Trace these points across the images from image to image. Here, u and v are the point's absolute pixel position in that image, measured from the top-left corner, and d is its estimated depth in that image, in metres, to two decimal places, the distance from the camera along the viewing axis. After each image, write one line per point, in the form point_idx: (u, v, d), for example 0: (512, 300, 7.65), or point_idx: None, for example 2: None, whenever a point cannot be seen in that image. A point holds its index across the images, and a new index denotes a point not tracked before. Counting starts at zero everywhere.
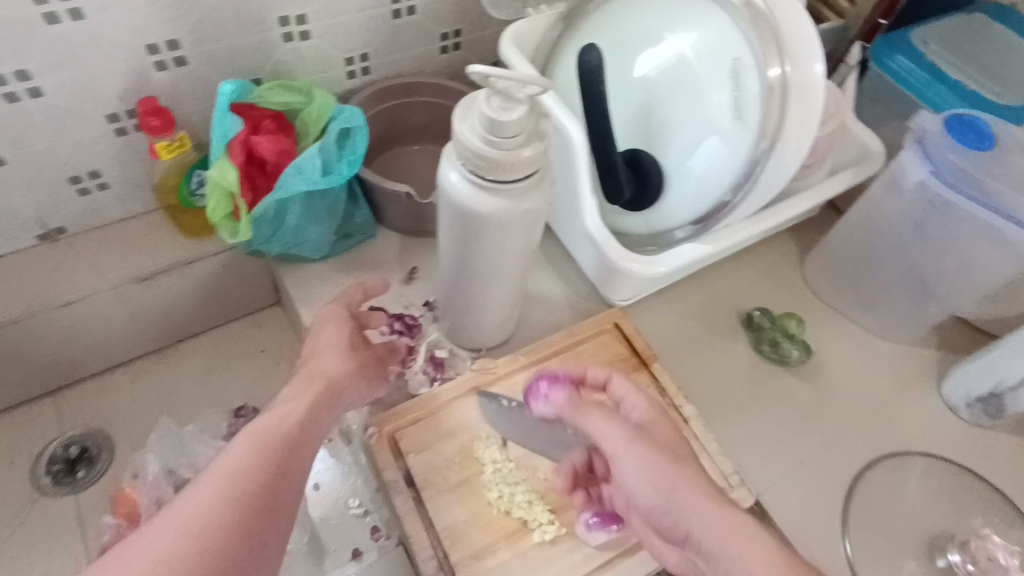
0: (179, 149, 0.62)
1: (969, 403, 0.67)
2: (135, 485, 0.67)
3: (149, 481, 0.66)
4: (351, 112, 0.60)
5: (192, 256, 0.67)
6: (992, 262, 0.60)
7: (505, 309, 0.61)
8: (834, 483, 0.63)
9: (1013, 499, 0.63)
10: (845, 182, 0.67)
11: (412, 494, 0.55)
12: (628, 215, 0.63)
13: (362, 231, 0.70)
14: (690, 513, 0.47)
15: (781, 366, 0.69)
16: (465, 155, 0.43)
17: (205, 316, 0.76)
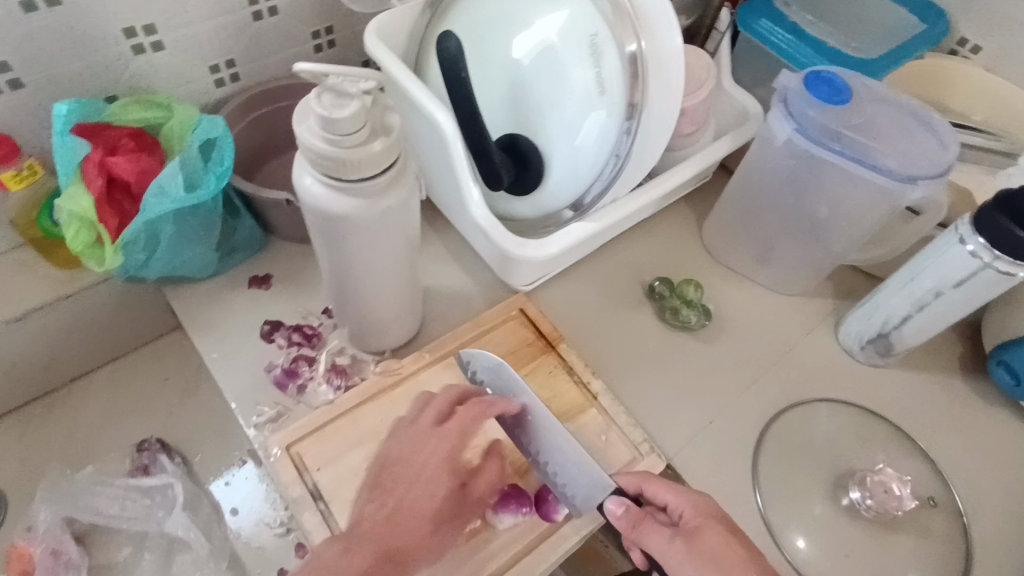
0: (29, 178, 0.57)
1: (862, 345, 0.70)
2: (29, 540, 0.64)
3: (41, 532, 0.64)
4: (210, 122, 0.57)
5: (66, 291, 0.63)
6: (863, 206, 0.62)
7: (398, 307, 0.60)
8: (742, 438, 0.65)
9: (906, 429, 0.67)
10: (727, 146, 0.69)
11: (320, 507, 0.54)
12: (514, 200, 0.63)
13: (247, 245, 0.67)
14: (709, 542, 0.49)
15: (685, 331, 0.70)
16: (312, 158, 0.41)
17: (98, 351, 0.73)
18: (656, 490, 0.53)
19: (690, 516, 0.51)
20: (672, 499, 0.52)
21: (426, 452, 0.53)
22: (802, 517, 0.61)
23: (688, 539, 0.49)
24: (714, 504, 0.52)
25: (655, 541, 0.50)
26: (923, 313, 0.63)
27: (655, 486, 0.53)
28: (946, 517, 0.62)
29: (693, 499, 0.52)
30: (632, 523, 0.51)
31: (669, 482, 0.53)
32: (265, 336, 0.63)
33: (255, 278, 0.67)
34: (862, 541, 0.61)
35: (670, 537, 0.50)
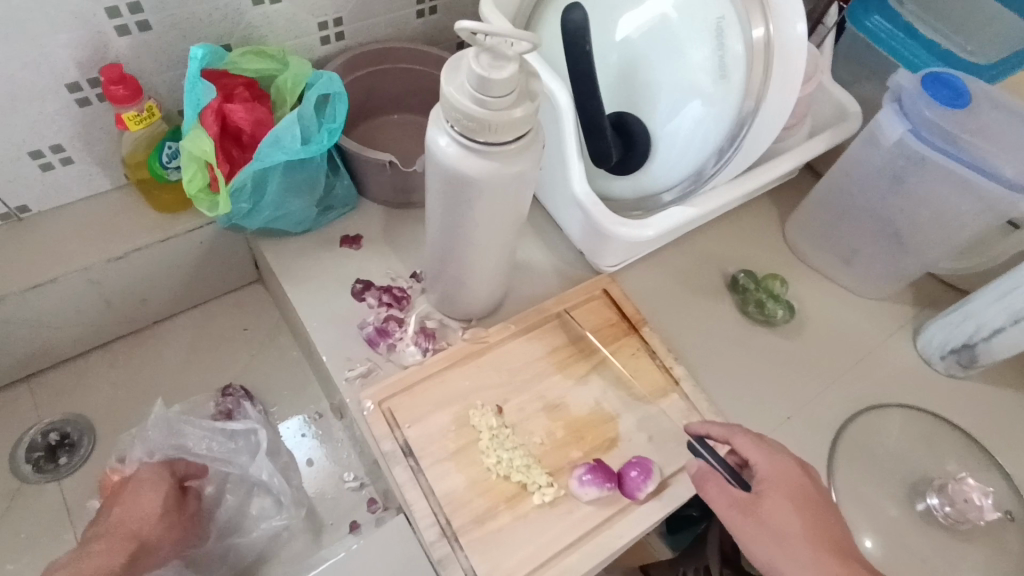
0: (147, 120, 0.59)
1: (943, 354, 0.69)
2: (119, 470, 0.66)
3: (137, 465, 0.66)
4: (329, 79, 0.58)
5: (167, 234, 0.65)
6: (966, 214, 0.61)
7: (493, 276, 0.60)
8: (818, 435, 0.65)
9: (984, 443, 0.66)
10: (825, 142, 0.68)
11: (409, 463, 0.55)
12: (614, 178, 0.63)
13: (343, 202, 0.68)
14: (773, 510, 0.48)
15: (765, 325, 0.70)
16: (455, 118, 0.42)
17: (184, 296, 0.75)
18: (738, 444, 0.52)
19: (765, 475, 0.50)
20: (750, 454, 0.52)
21: (136, 508, 0.63)
22: (874, 518, 0.61)
23: (753, 504, 0.49)
24: (795, 474, 0.50)
25: (716, 500, 0.50)
26: (1017, 327, 0.62)
27: (742, 443, 0.52)
28: (1023, 532, 0.61)
29: (775, 466, 0.51)
30: (701, 477, 0.52)
31: (755, 439, 0.52)
32: (355, 295, 0.64)
33: (346, 237, 0.68)
34: (934, 548, 0.61)
35: (735, 497, 0.50)
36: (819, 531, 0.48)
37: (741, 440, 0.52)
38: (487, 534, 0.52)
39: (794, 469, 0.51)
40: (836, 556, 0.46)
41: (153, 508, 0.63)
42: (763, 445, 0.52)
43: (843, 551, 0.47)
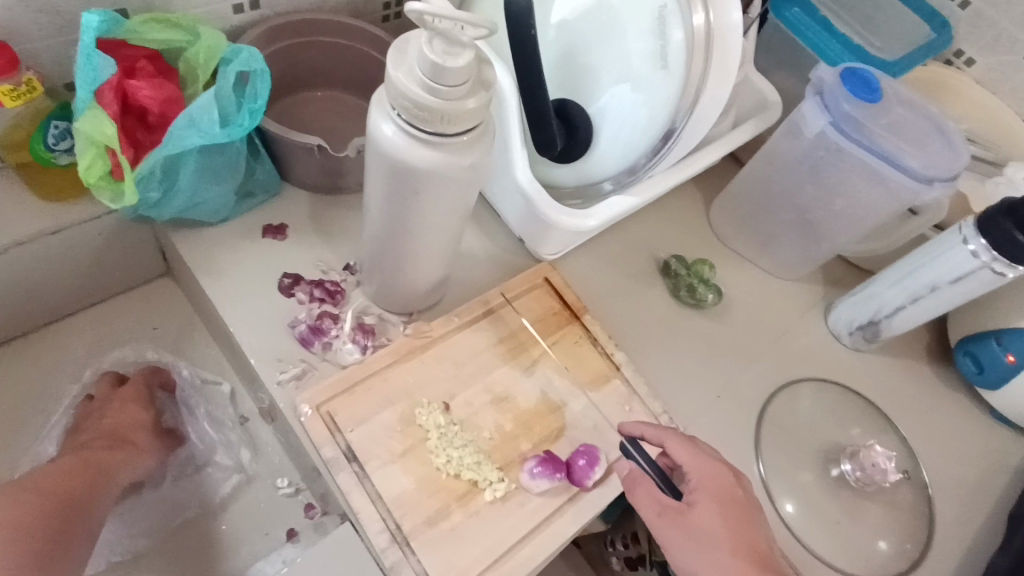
0: (27, 95, 0.50)
1: (850, 330, 0.75)
2: None
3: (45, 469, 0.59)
4: (250, 54, 0.52)
5: (56, 225, 0.57)
6: (874, 203, 0.66)
7: (436, 268, 0.58)
8: (746, 412, 0.69)
9: (884, 410, 0.73)
10: (750, 132, 0.71)
11: (354, 468, 0.52)
12: (556, 166, 0.62)
13: (264, 189, 0.63)
14: (702, 516, 0.50)
15: (696, 308, 0.73)
16: (403, 105, 0.39)
17: (79, 294, 0.66)
18: (671, 447, 0.54)
19: (695, 480, 0.52)
20: (682, 459, 0.53)
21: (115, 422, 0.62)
22: (794, 486, 0.66)
23: (682, 510, 0.51)
24: (722, 478, 0.53)
25: (646, 505, 0.52)
26: (915, 305, 0.69)
27: (674, 447, 0.54)
28: (915, 488, 0.69)
29: (704, 470, 0.53)
30: (632, 482, 0.53)
31: (686, 443, 0.54)
32: (284, 290, 0.60)
33: (270, 227, 0.63)
34: (845, 509, 0.67)
35: (664, 504, 0.51)
36: (742, 536, 0.50)
37: (674, 444, 0.54)
38: (441, 535, 0.51)
39: (726, 475, 0.53)
40: (756, 564, 0.49)
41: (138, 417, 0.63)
42: (695, 449, 0.54)
43: (765, 559, 0.50)
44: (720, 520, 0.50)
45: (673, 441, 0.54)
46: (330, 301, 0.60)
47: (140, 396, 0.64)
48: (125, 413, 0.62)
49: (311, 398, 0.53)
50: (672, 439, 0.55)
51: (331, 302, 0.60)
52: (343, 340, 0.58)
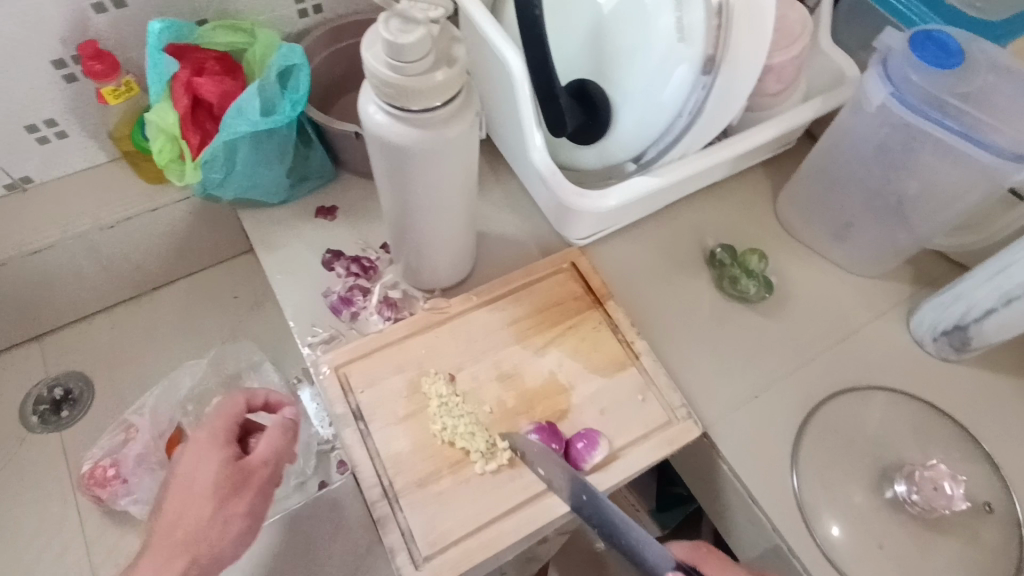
0: (126, 94, 0.62)
1: (935, 336, 0.65)
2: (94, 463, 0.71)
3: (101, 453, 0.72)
4: (289, 48, 0.59)
5: (155, 204, 0.69)
6: (958, 183, 0.58)
7: (453, 245, 0.60)
8: (789, 416, 0.62)
9: (972, 430, 0.63)
10: (814, 110, 0.65)
11: (359, 426, 0.56)
12: (579, 148, 0.62)
13: (319, 173, 0.70)
14: None
15: (740, 302, 0.68)
16: (376, 85, 0.42)
17: (178, 264, 0.79)
18: (710, 571, 0.52)
19: None
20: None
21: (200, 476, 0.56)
22: (839, 505, 0.59)
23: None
24: None
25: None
26: (1010, 308, 0.58)
27: (711, 574, 0.52)
28: (1001, 524, 0.58)
29: None
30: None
31: (721, 560, 0.53)
32: (326, 264, 0.66)
33: (322, 208, 0.69)
34: (905, 537, 0.58)
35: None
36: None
37: (714, 561, 0.52)
38: (428, 497, 0.54)
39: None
40: None
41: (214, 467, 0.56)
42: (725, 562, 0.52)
43: None
44: None
45: (715, 563, 0.52)
46: (365, 276, 0.66)
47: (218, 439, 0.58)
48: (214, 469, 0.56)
49: (328, 358, 0.59)
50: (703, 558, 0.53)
51: (366, 277, 0.66)
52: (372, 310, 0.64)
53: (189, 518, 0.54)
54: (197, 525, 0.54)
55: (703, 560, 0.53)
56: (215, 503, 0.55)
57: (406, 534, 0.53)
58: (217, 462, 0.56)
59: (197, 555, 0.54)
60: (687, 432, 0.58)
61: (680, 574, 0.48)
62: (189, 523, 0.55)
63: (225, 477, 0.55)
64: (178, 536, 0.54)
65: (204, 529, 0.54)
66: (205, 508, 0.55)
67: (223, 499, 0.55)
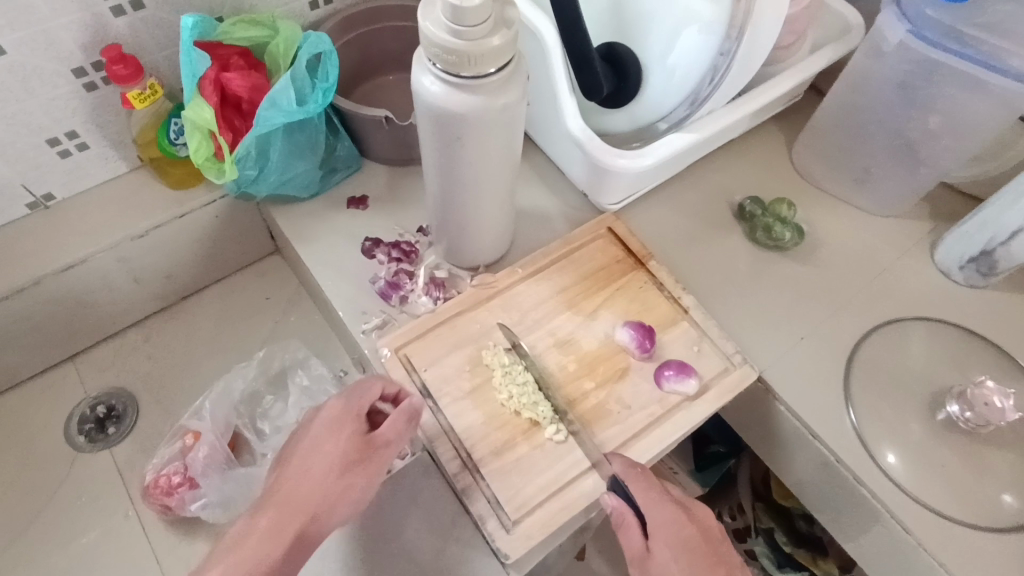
0: (151, 97, 0.61)
1: (962, 265, 0.68)
2: (158, 473, 0.68)
3: (162, 463, 0.69)
4: (318, 38, 0.60)
5: (183, 209, 0.68)
6: (981, 115, 0.59)
7: (497, 219, 0.61)
8: (836, 354, 0.64)
9: (1008, 351, 0.65)
10: (827, 58, 0.66)
11: (429, 404, 0.57)
12: (609, 112, 0.63)
13: (346, 163, 0.70)
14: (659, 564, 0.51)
15: (776, 250, 0.70)
16: (434, 54, 0.43)
17: (206, 270, 0.78)
18: (637, 495, 0.52)
19: (657, 529, 0.52)
20: (651, 511, 0.52)
21: (314, 463, 0.51)
22: (895, 431, 0.61)
23: (645, 558, 0.52)
24: (676, 525, 0.52)
25: (625, 542, 0.53)
26: None
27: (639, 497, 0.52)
28: None
29: (665, 521, 0.52)
30: (618, 523, 0.52)
31: (652, 490, 0.52)
32: (366, 252, 0.66)
33: (353, 198, 0.69)
34: (960, 456, 0.60)
35: (633, 550, 0.52)
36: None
37: (644, 488, 0.52)
38: (506, 465, 0.55)
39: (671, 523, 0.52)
40: None
41: (336, 454, 0.51)
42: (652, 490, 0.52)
43: None
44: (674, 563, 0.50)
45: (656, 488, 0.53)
46: (409, 258, 0.66)
47: (349, 416, 0.53)
48: (335, 448, 0.52)
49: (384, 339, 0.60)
50: (638, 477, 0.53)
51: (410, 258, 0.66)
52: (421, 290, 0.64)
53: (291, 506, 0.50)
54: (312, 493, 0.50)
55: (629, 485, 0.52)
56: (319, 486, 0.50)
57: (492, 502, 0.53)
58: (342, 428, 0.53)
59: (311, 519, 0.50)
60: (745, 377, 0.60)
61: (613, 502, 0.52)
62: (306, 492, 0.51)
63: (352, 452, 0.52)
64: (275, 517, 0.50)
65: (316, 499, 0.50)
66: (320, 479, 0.51)
67: (341, 478, 0.51)
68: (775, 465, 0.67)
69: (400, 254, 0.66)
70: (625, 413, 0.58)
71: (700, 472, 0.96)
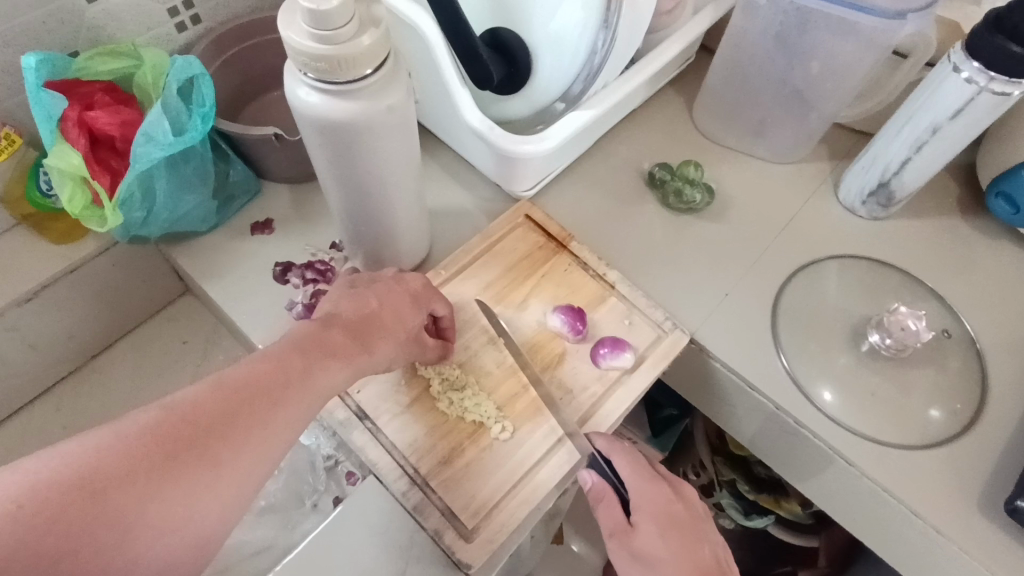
0: (9, 148, 0.57)
1: (863, 201, 0.71)
2: None
3: None
4: (186, 61, 0.57)
5: (70, 264, 0.63)
6: (852, 56, 0.62)
7: (411, 229, 0.60)
8: (760, 304, 0.66)
9: (916, 275, 0.69)
10: (708, 18, 0.67)
11: (367, 425, 0.55)
12: (507, 99, 0.61)
13: (244, 190, 0.66)
14: (645, 540, 0.52)
15: (690, 213, 0.71)
16: (302, 62, 0.41)
17: (114, 324, 0.73)
18: (621, 467, 0.54)
19: (640, 504, 0.54)
20: (632, 484, 0.54)
21: (312, 377, 0.41)
22: (824, 367, 0.63)
23: (627, 532, 0.53)
24: (662, 498, 0.54)
25: (606, 518, 0.55)
26: (922, 153, 0.63)
27: (624, 470, 0.54)
28: (960, 346, 0.65)
29: (649, 494, 0.54)
30: (599, 499, 0.55)
31: (636, 461, 0.54)
32: (278, 278, 0.63)
33: (256, 224, 0.66)
34: (886, 381, 0.63)
35: (614, 524, 0.54)
36: (684, 555, 0.52)
37: (626, 461, 0.54)
38: (456, 472, 0.54)
39: (660, 495, 0.54)
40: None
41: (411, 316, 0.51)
42: (635, 465, 0.54)
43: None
44: (665, 539, 0.52)
45: (637, 460, 0.55)
46: (326, 277, 0.63)
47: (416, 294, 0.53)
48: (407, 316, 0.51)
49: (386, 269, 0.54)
50: (624, 453, 0.54)
51: (327, 277, 0.63)
52: None
53: (376, 329, 0.47)
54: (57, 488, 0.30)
55: (613, 462, 0.54)
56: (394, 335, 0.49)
57: (446, 513, 0.52)
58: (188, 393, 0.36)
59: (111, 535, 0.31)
60: (677, 343, 0.61)
61: (591, 478, 0.54)
62: (215, 413, 0.36)
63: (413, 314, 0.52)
64: None
65: (145, 475, 0.33)
66: (166, 438, 0.34)
67: (201, 459, 0.35)
68: (723, 421, 0.68)
69: (316, 275, 0.63)
70: (569, 397, 0.58)
71: (658, 438, 1.00)
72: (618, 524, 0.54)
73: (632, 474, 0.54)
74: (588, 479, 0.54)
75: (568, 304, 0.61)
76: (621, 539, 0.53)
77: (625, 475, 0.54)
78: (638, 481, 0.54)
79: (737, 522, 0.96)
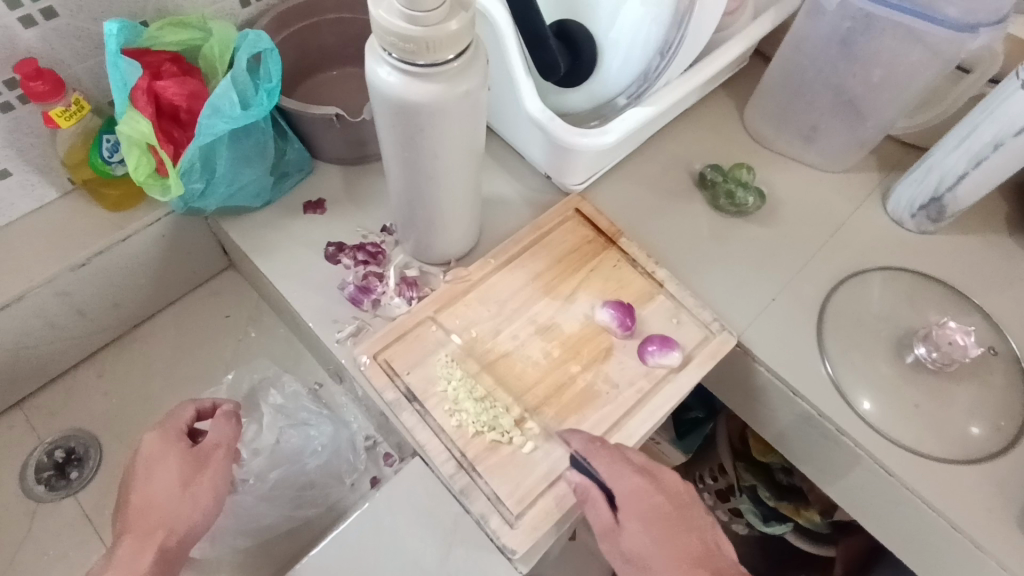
0: (77, 114, 0.58)
1: (913, 213, 0.70)
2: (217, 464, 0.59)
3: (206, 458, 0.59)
4: (256, 37, 0.57)
5: (124, 232, 0.64)
6: (918, 65, 0.61)
7: (468, 215, 0.60)
8: (806, 311, 0.66)
9: (963, 290, 0.68)
10: (770, 20, 0.67)
11: (415, 407, 0.56)
12: (566, 92, 0.62)
13: (297, 167, 0.66)
14: (634, 541, 0.49)
15: (739, 215, 0.71)
16: (389, 43, 0.41)
17: (158, 294, 0.74)
18: (602, 466, 0.51)
19: (627, 503, 0.50)
20: (617, 482, 0.51)
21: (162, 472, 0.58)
22: (868, 376, 0.63)
23: (615, 532, 0.50)
24: (649, 493, 0.51)
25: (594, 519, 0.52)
26: (979, 169, 0.63)
27: (605, 469, 0.51)
28: (1005, 363, 0.64)
29: (634, 490, 0.50)
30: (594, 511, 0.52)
31: (616, 459, 0.51)
32: (330, 258, 0.63)
33: (309, 203, 0.66)
34: (930, 395, 0.63)
35: (602, 525, 0.51)
36: (676, 550, 0.49)
37: (607, 458, 0.51)
38: (503, 459, 0.54)
39: (650, 493, 0.51)
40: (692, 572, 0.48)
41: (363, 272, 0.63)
42: (617, 461, 0.51)
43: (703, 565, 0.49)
44: (654, 539, 0.49)
45: (621, 458, 0.52)
46: (377, 261, 0.64)
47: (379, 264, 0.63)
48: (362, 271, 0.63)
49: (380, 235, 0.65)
50: (604, 451, 0.52)
51: (378, 260, 0.64)
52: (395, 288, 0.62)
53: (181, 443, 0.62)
54: None
55: (594, 462, 0.51)
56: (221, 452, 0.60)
57: (491, 498, 0.53)
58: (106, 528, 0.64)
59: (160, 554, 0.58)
60: (725, 343, 0.61)
61: (575, 479, 0.52)
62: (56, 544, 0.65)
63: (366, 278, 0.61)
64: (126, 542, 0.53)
65: None
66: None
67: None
68: (760, 425, 0.68)
69: (368, 257, 0.64)
70: (614, 392, 0.58)
71: (682, 440, 0.98)
72: (607, 524, 0.51)
73: (618, 473, 0.51)
74: (573, 479, 0.52)
75: (617, 300, 0.61)
76: (611, 538, 0.51)
77: (608, 475, 0.51)
78: (624, 478, 0.51)
79: (755, 527, 0.96)
